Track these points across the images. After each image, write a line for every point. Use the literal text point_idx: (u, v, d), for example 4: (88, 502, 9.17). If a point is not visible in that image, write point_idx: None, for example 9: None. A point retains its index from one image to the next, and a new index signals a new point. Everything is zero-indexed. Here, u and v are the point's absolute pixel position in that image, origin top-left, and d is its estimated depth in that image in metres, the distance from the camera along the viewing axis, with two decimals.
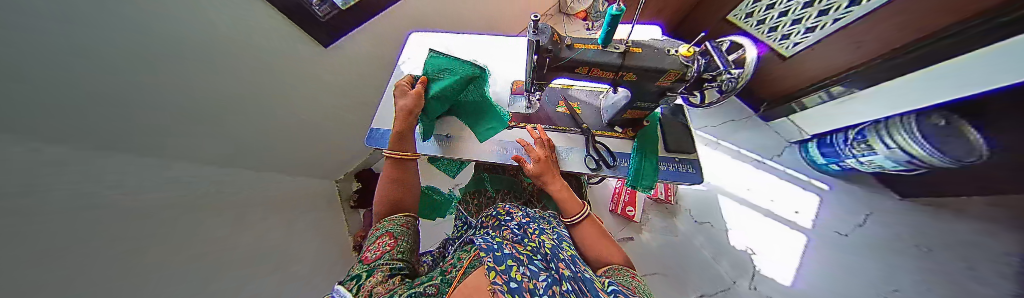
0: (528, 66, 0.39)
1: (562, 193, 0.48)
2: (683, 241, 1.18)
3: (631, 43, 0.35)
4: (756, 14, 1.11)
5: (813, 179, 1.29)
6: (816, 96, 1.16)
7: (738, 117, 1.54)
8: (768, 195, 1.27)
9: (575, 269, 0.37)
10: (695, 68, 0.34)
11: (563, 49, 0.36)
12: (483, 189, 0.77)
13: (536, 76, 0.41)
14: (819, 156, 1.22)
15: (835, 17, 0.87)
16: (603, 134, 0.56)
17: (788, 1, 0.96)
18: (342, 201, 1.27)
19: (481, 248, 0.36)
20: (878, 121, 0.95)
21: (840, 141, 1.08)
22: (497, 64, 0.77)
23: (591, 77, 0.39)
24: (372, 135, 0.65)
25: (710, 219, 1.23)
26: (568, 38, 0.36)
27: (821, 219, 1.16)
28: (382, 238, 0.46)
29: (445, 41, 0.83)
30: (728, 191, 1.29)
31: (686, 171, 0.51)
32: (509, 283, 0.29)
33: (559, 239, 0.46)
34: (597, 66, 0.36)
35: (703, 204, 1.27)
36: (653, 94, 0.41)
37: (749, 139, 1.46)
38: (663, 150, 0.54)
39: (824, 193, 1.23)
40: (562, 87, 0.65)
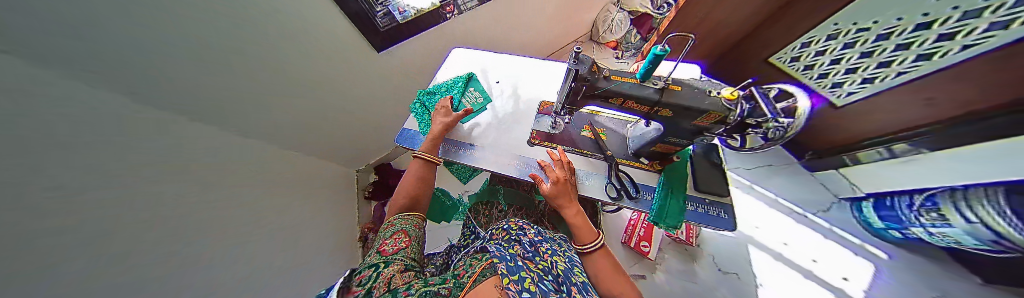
0: (562, 90, 0.41)
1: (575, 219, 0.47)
2: (700, 288, 1.07)
3: (671, 80, 0.35)
4: (802, 59, 1.05)
5: (867, 244, 1.12)
6: (872, 150, 1.07)
7: (776, 162, 1.41)
8: (809, 254, 1.12)
9: (588, 295, 0.36)
10: (738, 112, 0.33)
11: (600, 79, 0.37)
12: (495, 202, 0.77)
13: (568, 101, 0.42)
14: (877, 220, 1.07)
15: (898, 70, 0.80)
16: (627, 163, 0.55)
17: (840, 49, 0.90)
18: (359, 191, 1.34)
19: (495, 255, 0.38)
20: (955, 188, 0.82)
21: (903, 206, 0.96)
22: (526, 83, 0.80)
23: (623, 108, 0.39)
24: (403, 134, 0.69)
25: (737, 270, 1.10)
26: (606, 69, 0.37)
27: (878, 294, 0.99)
28: (397, 235, 0.48)
29: (481, 57, 0.88)
30: (760, 241, 1.17)
31: (716, 215, 0.48)
32: (521, 293, 0.30)
33: (571, 262, 0.44)
34: (632, 98, 0.36)
35: (729, 252, 1.15)
36: (688, 131, 0.40)
37: (787, 187, 1.32)
38: (692, 189, 0.51)
39: (879, 262, 1.07)
40: (590, 112, 0.65)
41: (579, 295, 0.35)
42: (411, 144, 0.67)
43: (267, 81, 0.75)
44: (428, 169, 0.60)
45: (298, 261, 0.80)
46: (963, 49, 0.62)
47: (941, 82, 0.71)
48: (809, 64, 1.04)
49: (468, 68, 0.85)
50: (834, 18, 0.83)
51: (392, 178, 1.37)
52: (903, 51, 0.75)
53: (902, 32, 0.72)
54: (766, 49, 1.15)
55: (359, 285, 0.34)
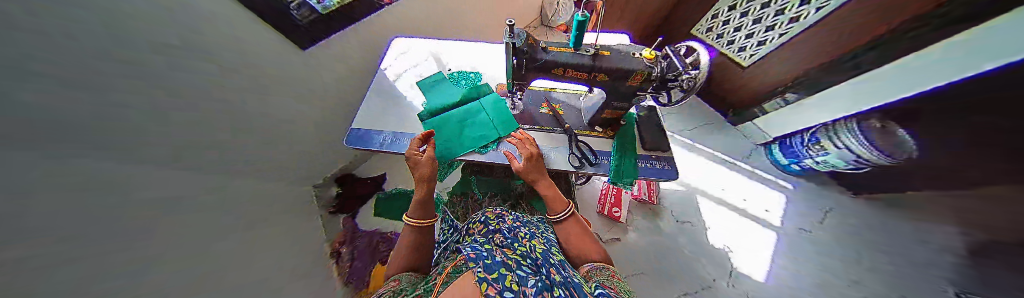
0: (507, 69, 0.42)
1: (545, 188, 0.52)
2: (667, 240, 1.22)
3: (600, 46, 0.40)
4: (728, 24, 1.31)
5: (778, 179, 1.40)
6: (774, 101, 1.31)
7: (711, 122, 1.65)
8: (740, 195, 1.35)
9: (564, 272, 0.39)
10: (658, 70, 0.39)
11: (538, 50, 0.40)
12: (469, 192, 0.77)
13: (516, 78, 0.44)
14: (782, 158, 1.33)
15: (783, 30, 1.10)
16: (583, 133, 0.60)
17: (761, 10, 1.14)
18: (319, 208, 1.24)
19: (467, 257, 0.39)
20: (827, 124, 1.08)
21: (798, 143, 1.21)
22: (482, 67, 0.81)
23: (568, 77, 0.43)
24: (352, 135, 0.63)
25: (690, 219, 1.28)
26: (543, 41, 0.40)
27: (789, 216, 1.26)
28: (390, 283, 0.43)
29: (426, 47, 0.85)
30: (705, 191, 1.37)
31: (662, 168, 0.55)
32: (503, 292, 0.31)
33: (548, 243, 0.50)
34: (570, 66, 0.40)
35: (684, 204, 1.33)
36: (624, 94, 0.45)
37: (722, 142, 1.56)
38: (640, 148, 0.58)
39: (787, 191, 1.35)
40: (543, 89, 0.70)
41: (557, 275, 0.38)
42: (364, 143, 0.61)
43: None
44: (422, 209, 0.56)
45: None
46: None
47: None
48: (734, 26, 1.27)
49: (417, 57, 0.81)
50: None
51: (360, 187, 1.36)
52: (805, 7, 0.99)
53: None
54: None
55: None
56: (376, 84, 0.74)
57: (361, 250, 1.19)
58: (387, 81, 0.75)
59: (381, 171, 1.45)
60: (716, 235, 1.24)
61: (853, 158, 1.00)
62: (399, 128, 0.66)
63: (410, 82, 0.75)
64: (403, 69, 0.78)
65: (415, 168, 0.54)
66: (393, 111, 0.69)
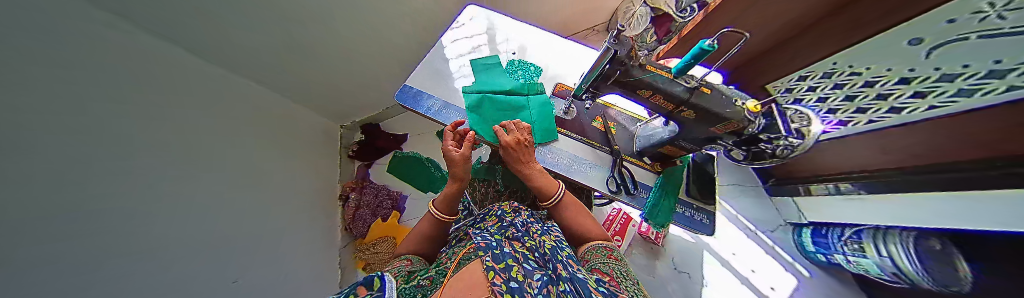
0: (591, 74, 0.39)
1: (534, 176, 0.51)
2: (657, 283, 1.20)
3: (704, 81, 0.35)
4: (794, 92, 1.08)
5: (798, 264, 1.31)
6: (824, 185, 1.20)
7: (746, 183, 1.54)
8: (749, 265, 1.29)
9: (572, 268, 0.38)
10: (757, 126, 0.35)
11: (635, 67, 0.35)
12: (493, 181, 0.77)
13: (594, 85, 0.42)
14: (810, 244, 1.24)
15: (871, 118, 0.85)
16: (630, 160, 0.57)
17: (829, 89, 0.93)
18: (341, 148, 1.44)
19: (479, 245, 0.40)
20: (879, 226, 0.96)
21: (835, 236, 1.11)
22: (544, 59, 0.77)
23: (648, 102, 0.39)
24: (403, 91, 0.66)
25: (689, 271, 1.25)
26: (643, 56, 0.36)
27: None
28: (402, 261, 0.46)
29: (494, 21, 0.82)
30: (713, 249, 1.31)
31: (700, 220, 0.52)
32: (508, 282, 0.30)
33: (558, 240, 0.48)
34: (660, 93, 0.36)
35: (687, 255, 1.29)
36: (701, 136, 0.41)
37: (749, 207, 1.47)
38: (684, 193, 0.54)
39: (803, 278, 1.26)
40: (605, 103, 0.65)
41: (564, 271, 0.36)
42: (412, 103, 0.63)
43: (234, 9, 0.65)
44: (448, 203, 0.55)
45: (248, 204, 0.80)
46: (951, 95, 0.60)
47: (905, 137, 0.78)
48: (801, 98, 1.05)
49: (481, 30, 0.79)
50: (834, 58, 0.85)
51: (380, 141, 1.46)
52: (882, 100, 0.78)
53: (888, 83, 0.73)
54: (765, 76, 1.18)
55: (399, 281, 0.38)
56: (437, 48, 0.75)
57: (367, 198, 1.33)
58: (445, 49, 0.75)
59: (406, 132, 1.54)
60: (711, 292, 1.20)
61: (890, 270, 0.91)
62: (447, 98, 0.67)
63: (468, 53, 0.74)
64: (464, 38, 0.77)
65: (450, 165, 0.53)
66: (446, 80, 0.70)
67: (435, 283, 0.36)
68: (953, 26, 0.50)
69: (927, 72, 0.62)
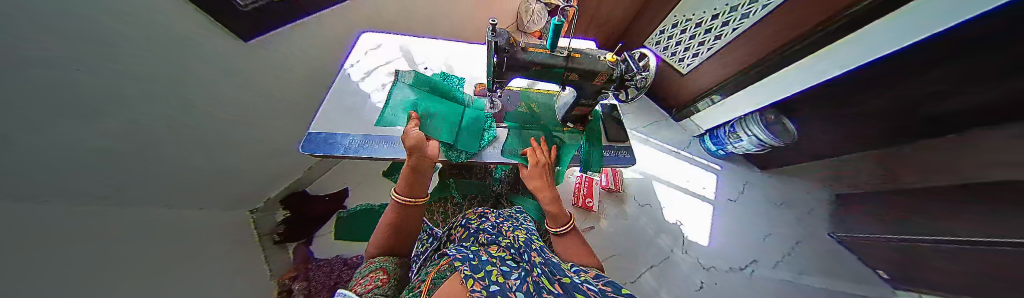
0: (490, 64, 0.47)
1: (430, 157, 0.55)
2: (632, 223, 1.46)
3: (572, 50, 0.48)
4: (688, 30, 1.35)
5: (710, 163, 1.71)
6: (704, 101, 1.59)
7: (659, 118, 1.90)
8: (685, 177, 1.65)
9: (545, 255, 0.46)
10: (618, 70, 0.50)
11: (518, 51, 0.46)
12: (449, 197, 0.76)
13: (496, 75, 0.50)
14: (711, 146, 1.62)
15: (708, 47, 1.34)
16: (559, 130, 0.69)
17: (695, 28, 1.34)
18: (262, 236, 1.09)
19: (455, 257, 0.40)
20: (740, 118, 1.39)
21: (721, 134, 1.50)
22: (454, 65, 0.83)
23: (543, 76, 0.51)
24: (311, 139, 0.59)
25: (649, 201, 1.54)
26: (522, 42, 0.47)
27: (720, 192, 1.59)
28: (374, 271, 0.43)
29: (400, 46, 0.84)
30: (660, 178, 1.63)
31: (624, 155, 0.69)
32: (489, 287, 0.32)
33: (529, 233, 0.57)
34: (548, 67, 0.48)
35: (644, 190, 1.58)
36: (592, 91, 0.54)
37: (668, 135, 1.82)
38: (607, 140, 0.71)
39: (717, 172, 1.67)
40: (518, 89, 0.77)
41: (539, 258, 0.44)
42: (327, 149, 0.57)
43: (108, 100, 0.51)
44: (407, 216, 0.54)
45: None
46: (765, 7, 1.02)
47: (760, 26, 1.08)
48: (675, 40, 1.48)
49: (385, 57, 0.80)
50: None
51: (316, 205, 1.24)
52: None
53: (727, 12, 1.17)
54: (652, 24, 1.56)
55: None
56: (339, 84, 0.71)
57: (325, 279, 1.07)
58: (350, 82, 0.72)
59: (344, 184, 1.35)
60: (649, 210, 1.51)
61: (758, 143, 1.33)
62: (370, 131, 0.64)
63: (379, 83, 0.74)
64: (367, 69, 0.76)
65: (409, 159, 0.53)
66: (364, 113, 0.67)
67: None
68: None
69: None
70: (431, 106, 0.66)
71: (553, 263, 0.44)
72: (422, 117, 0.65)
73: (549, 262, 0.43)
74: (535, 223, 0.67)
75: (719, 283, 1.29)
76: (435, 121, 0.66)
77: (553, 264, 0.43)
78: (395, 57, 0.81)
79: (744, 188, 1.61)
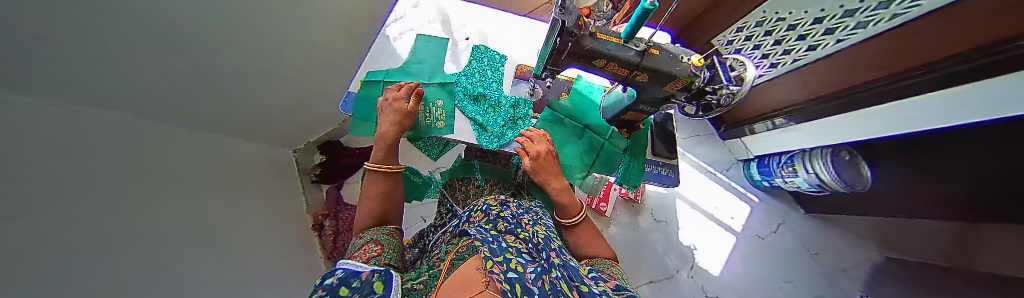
0: (548, 46, 0.42)
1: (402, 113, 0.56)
2: (643, 235, 1.41)
3: (652, 43, 0.40)
4: (774, 35, 1.11)
5: (749, 193, 1.54)
6: (763, 124, 1.41)
7: (704, 132, 1.69)
8: (714, 202, 1.51)
9: (563, 257, 0.44)
10: (703, 79, 0.43)
11: (586, 36, 0.39)
12: (471, 177, 0.74)
13: (552, 61, 0.44)
14: (756, 174, 1.44)
15: (796, 57, 1.09)
16: (602, 132, 0.63)
17: (786, 31, 1.06)
18: (301, 175, 1.22)
19: (476, 238, 0.40)
20: (805, 150, 1.19)
21: (774, 163, 1.32)
22: (499, 39, 0.76)
23: (604, 70, 0.44)
24: (350, 99, 0.62)
25: (667, 219, 1.46)
26: (592, 26, 0.39)
27: (750, 225, 1.45)
28: (368, 245, 0.43)
29: (445, 8, 0.78)
30: (686, 196, 1.51)
31: (666, 174, 0.63)
32: (507, 272, 0.31)
33: (547, 231, 0.54)
34: (615, 60, 0.41)
35: (665, 206, 1.48)
36: (660, 98, 0.48)
37: (708, 153, 1.64)
38: (652, 154, 0.63)
39: (755, 204, 1.50)
40: (567, 79, 0.69)
41: (557, 258, 0.41)
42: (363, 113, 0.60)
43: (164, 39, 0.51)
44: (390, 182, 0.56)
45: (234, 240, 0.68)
46: (896, 17, 0.73)
47: (858, 53, 0.87)
48: (754, 44, 1.22)
49: (429, 18, 0.75)
50: None
51: (345, 156, 1.32)
52: (862, 29, 0.83)
53: (836, 16, 0.87)
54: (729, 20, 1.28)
55: (412, 279, 0.38)
56: (380, 42, 0.69)
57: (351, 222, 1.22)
58: (390, 44, 0.70)
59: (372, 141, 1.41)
60: (665, 227, 1.43)
61: (816, 183, 1.15)
62: None
63: (420, 47, 0.70)
64: (410, 29, 0.73)
65: (387, 114, 0.56)
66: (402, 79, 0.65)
67: (429, 287, 0.34)
68: None
69: None
70: (470, 88, 0.65)
71: (571, 267, 0.41)
72: (462, 97, 0.64)
73: (566, 266, 0.40)
74: (553, 219, 0.65)
75: None
76: (474, 102, 0.64)
77: (571, 269, 0.40)
78: (436, 21, 0.75)
79: (780, 227, 1.45)
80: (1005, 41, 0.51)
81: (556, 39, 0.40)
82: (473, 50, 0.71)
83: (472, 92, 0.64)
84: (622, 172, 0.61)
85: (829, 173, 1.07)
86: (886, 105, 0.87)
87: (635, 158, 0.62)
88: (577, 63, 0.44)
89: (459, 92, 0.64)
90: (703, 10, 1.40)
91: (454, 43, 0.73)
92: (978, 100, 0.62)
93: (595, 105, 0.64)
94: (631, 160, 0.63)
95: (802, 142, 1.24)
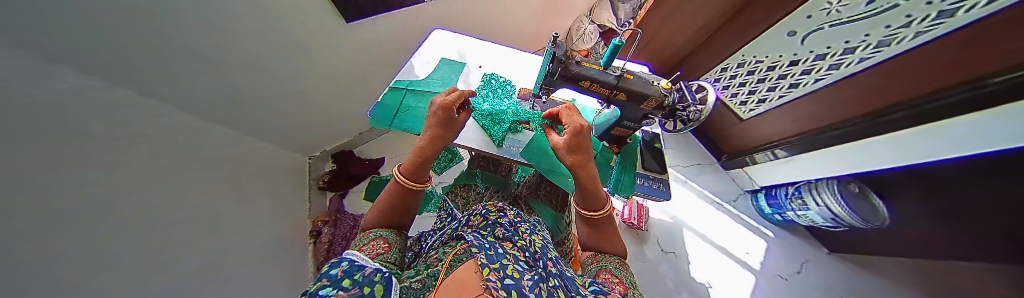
0: (543, 70, 0.51)
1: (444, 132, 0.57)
2: (651, 267, 1.32)
3: (624, 70, 0.50)
4: (756, 73, 1.21)
5: (761, 226, 1.46)
6: (763, 155, 1.42)
7: (705, 161, 1.71)
8: (725, 234, 1.43)
9: (559, 267, 0.45)
10: (672, 99, 0.51)
11: (572, 63, 0.49)
12: (472, 185, 0.79)
13: (546, 82, 0.53)
14: (766, 206, 1.40)
15: (780, 94, 1.16)
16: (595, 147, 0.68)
17: (766, 71, 1.17)
18: (310, 181, 1.29)
19: (472, 244, 0.42)
20: (812, 181, 1.18)
21: (782, 195, 1.29)
22: (504, 67, 0.89)
23: (589, 90, 0.52)
24: (375, 108, 0.70)
25: (675, 249, 1.38)
26: (577, 57, 0.50)
27: (768, 262, 1.35)
28: (375, 240, 0.48)
29: (461, 43, 0.94)
30: (693, 226, 1.45)
31: (657, 188, 0.66)
32: (503, 279, 0.33)
33: (544, 241, 0.55)
34: (597, 82, 0.50)
35: (671, 235, 1.42)
36: (639, 114, 0.55)
37: (712, 181, 1.62)
38: (641, 168, 0.68)
39: (769, 239, 1.42)
40: (562, 100, 0.79)
41: (553, 268, 0.42)
42: (383, 119, 0.68)
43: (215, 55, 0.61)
44: (409, 194, 0.56)
45: (223, 236, 0.69)
46: (862, 61, 0.82)
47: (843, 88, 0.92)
48: (739, 81, 1.32)
49: (447, 50, 0.90)
50: (791, 26, 0.96)
51: (354, 167, 1.39)
52: (835, 70, 0.91)
53: (809, 60, 0.98)
54: (713, 60, 1.42)
55: (411, 277, 0.40)
56: (406, 68, 0.84)
57: (348, 232, 1.22)
58: (414, 69, 0.84)
59: (382, 155, 1.50)
60: (674, 260, 1.35)
61: (830, 217, 1.10)
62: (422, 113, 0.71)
63: (436, 72, 0.83)
64: (430, 59, 0.87)
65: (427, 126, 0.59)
66: (420, 95, 0.75)
67: (424, 287, 0.36)
68: (905, 8, 0.64)
69: (881, 32, 0.73)
70: (477, 104, 0.74)
71: (568, 278, 0.41)
72: (472, 112, 0.73)
73: (563, 276, 0.41)
74: (548, 231, 0.65)
75: None
76: (480, 115, 0.73)
77: (568, 279, 0.40)
78: (453, 52, 0.90)
79: (803, 267, 1.33)
80: (1000, 70, 0.55)
81: (550, 66, 0.49)
82: (482, 76, 0.83)
83: (481, 109, 0.73)
84: (614, 183, 0.64)
85: (840, 205, 1.04)
86: (883, 136, 0.90)
87: (625, 172, 0.66)
88: (567, 84, 0.52)
89: (471, 107, 0.74)
90: (688, 52, 1.56)
91: (467, 69, 0.86)
92: (986, 131, 0.63)
93: (587, 123, 0.73)
94: (622, 174, 0.66)
95: (804, 173, 1.23)
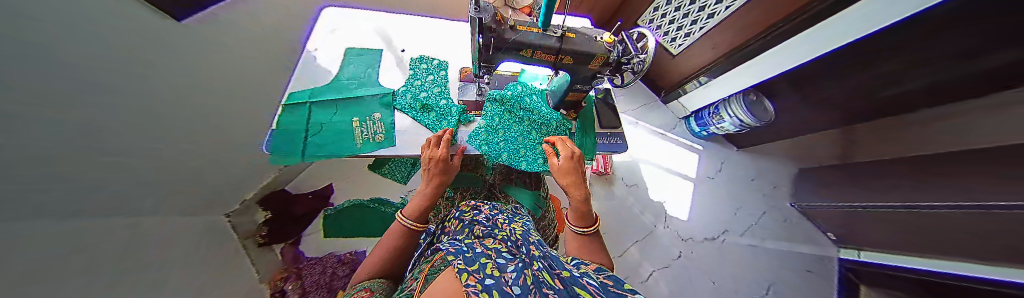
0: (474, 44, 0.44)
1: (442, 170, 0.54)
2: (620, 203, 1.54)
3: (566, 28, 0.46)
4: (681, 9, 1.30)
5: (693, 143, 1.79)
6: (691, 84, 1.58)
7: (648, 101, 1.90)
8: (670, 158, 1.71)
9: (543, 248, 0.45)
10: (615, 52, 0.50)
11: (506, 30, 0.43)
12: None
13: (483, 58, 0.47)
14: (695, 127, 1.69)
15: (700, 26, 1.28)
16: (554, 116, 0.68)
17: (688, 5, 1.26)
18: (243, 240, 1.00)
19: (448, 251, 0.38)
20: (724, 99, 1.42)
21: (705, 115, 1.55)
22: (438, 46, 0.76)
23: (535, 59, 0.48)
24: (275, 135, 0.54)
25: (635, 182, 1.61)
26: (511, 19, 0.43)
27: (700, 170, 1.69)
28: (358, 292, 0.38)
29: (373, 23, 0.75)
30: (646, 159, 1.68)
31: (615, 142, 0.70)
32: (484, 280, 0.29)
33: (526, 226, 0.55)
34: (537, 48, 0.45)
35: (632, 171, 1.64)
36: (588, 76, 0.54)
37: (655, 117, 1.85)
38: (601, 127, 0.71)
39: (699, 152, 1.75)
40: (511, 74, 0.78)
41: (537, 251, 0.42)
42: (290, 146, 0.53)
43: None
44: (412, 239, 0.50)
45: None
46: None
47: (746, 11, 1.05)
48: (668, 20, 1.41)
49: (355, 37, 0.71)
50: None
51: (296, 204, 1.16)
52: None
53: None
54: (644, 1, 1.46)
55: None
56: (304, 70, 0.64)
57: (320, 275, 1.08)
58: (319, 69, 0.65)
59: (327, 181, 1.28)
60: (635, 190, 1.58)
61: (739, 123, 1.38)
62: (349, 126, 0.58)
63: (352, 69, 0.66)
64: (336, 52, 0.68)
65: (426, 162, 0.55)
66: (338, 104, 0.60)
67: None
68: None
69: None
70: (414, 99, 0.64)
71: (553, 257, 0.41)
72: (411, 111, 0.62)
73: (548, 259, 0.40)
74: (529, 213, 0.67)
75: (692, 253, 1.44)
76: (422, 112, 0.63)
77: (554, 259, 0.40)
78: (362, 38, 0.71)
79: (723, 166, 1.71)
80: None
81: (480, 37, 0.42)
82: (412, 62, 0.70)
83: (423, 104, 0.63)
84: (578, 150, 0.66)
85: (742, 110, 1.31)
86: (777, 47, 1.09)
87: (586, 137, 0.69)
88: (507, 55, 0.47)
89: (409, 105, 0.63)
90: None
91: (388, 57, 0.70)
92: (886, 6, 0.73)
93: (540, 94, 0.73)
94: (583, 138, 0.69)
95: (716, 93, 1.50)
